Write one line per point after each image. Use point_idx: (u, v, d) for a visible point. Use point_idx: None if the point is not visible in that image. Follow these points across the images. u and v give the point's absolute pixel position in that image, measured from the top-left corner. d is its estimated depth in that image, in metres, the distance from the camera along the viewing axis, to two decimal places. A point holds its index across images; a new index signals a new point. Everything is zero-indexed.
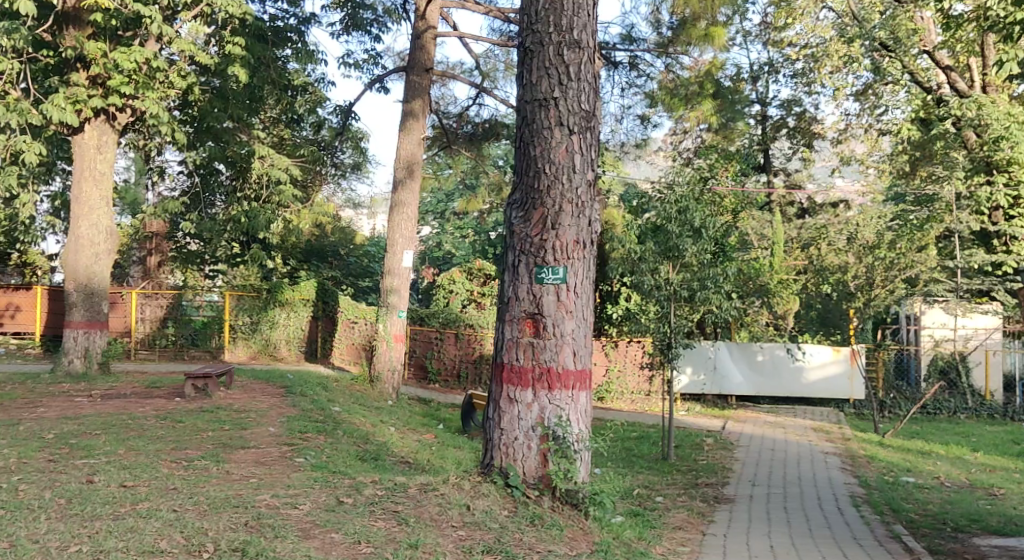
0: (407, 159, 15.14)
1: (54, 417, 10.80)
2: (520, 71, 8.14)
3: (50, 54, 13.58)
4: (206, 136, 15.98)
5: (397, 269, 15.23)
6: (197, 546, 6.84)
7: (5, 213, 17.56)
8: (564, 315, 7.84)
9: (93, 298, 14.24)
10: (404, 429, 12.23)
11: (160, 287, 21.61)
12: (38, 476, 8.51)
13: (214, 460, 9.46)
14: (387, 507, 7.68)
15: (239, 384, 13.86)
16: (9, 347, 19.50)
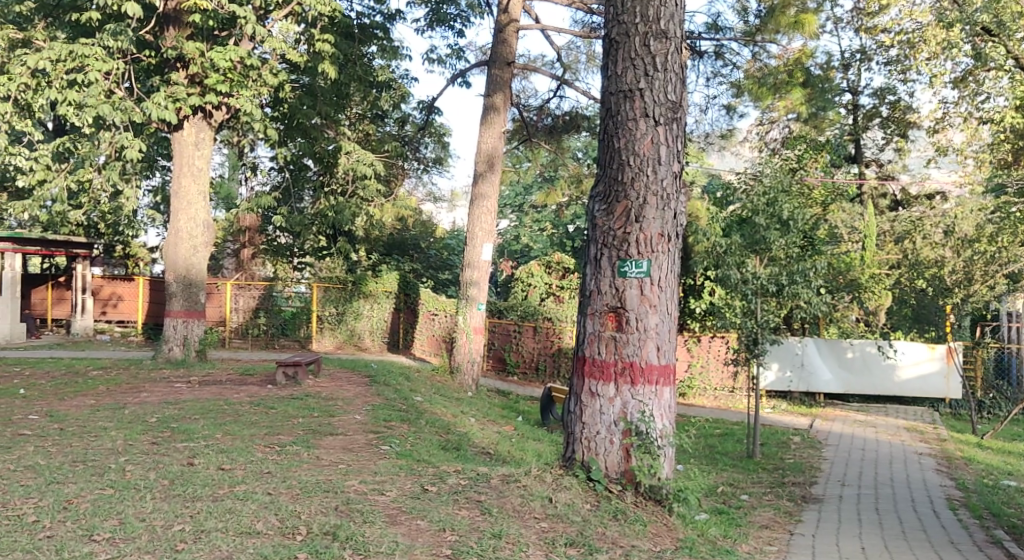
0: (488, 153, 15.26)
1: (156, 401, 11.33)
2: (604, 63, 8.09)
3: (152, 54, 14.19)
4: (296, 132, 16.26)
5: (476, 261, 15.40)
6: (291, 529, 7.10)
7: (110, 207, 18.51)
8: (647, 309, 7.78)
9: (192, 288, 14.81)
10: (484, 420, 12.34)
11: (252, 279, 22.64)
12: (143, 458, 8.97)
13: (305, 446, 9.76)
14: (471, 497, 7.80)
15: (327, 373, 14.28)
16: (115, 335, 20.66)
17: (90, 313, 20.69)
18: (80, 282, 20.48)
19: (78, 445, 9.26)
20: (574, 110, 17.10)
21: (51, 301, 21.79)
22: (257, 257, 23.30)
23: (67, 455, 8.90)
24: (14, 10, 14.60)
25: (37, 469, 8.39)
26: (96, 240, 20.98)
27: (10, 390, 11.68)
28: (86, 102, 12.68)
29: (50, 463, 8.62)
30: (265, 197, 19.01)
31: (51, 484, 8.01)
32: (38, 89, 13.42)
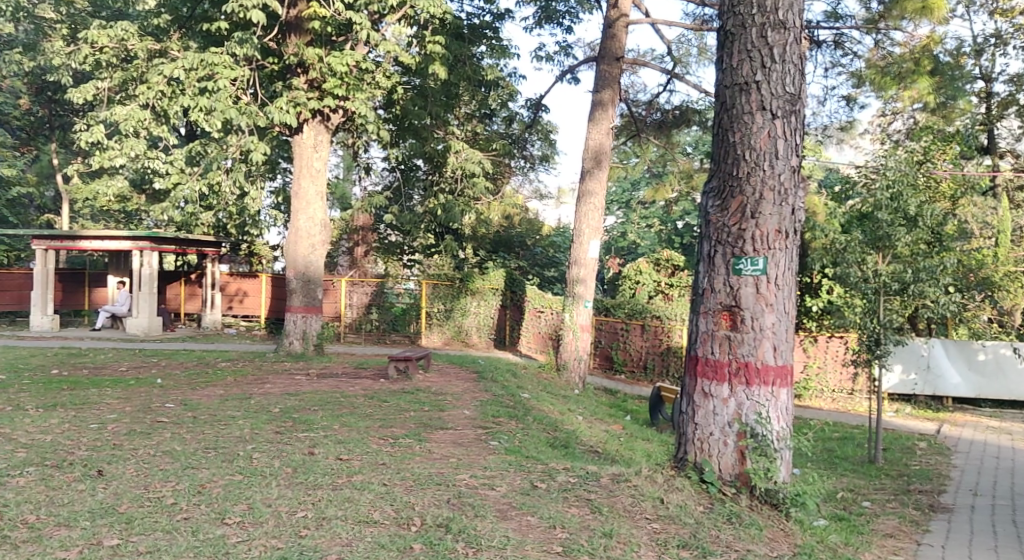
0: (595, 149, 15.20)
1: (278, 392, 11.87)
2: (720, 56, 7.93)
3: (275, 61, 14.85)
4: (408, 133, 16.89)
5: (583, 259, 15.37)
6: (406, 519, 7.29)
7: (237, 207, 19.55)
8: (763, 308, 7.57)
9: (311, 284, 15.39)
10: (592, 418, 12.32)
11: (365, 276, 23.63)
12: (269, 446, 9.40)
13: (418, 439, 9.99)
14: (581, 495, 7.80)
15: (436, 368, 14.58)
16: (240, 330, 21.82)
17: (219, 308, 21.91)
18: (210, 279, 21.84)
19: (210, 433, 9.81)
20: (685, 105, 16.74)
21: (183, 296, 23.01)
22: (370, 255, 23.91)
23: (199, 442, 9.43)
24: (153, 23, 15.53)
25: (173, 455, 8.92)
26: (225, 240, 21.96)
27: (148, 379, 12.48)
28: (215, 107, 13.41)
29: (185, 449, 9.15)
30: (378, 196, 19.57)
31: (186, 468, 8.51)
32: (174, 97, 14.25)
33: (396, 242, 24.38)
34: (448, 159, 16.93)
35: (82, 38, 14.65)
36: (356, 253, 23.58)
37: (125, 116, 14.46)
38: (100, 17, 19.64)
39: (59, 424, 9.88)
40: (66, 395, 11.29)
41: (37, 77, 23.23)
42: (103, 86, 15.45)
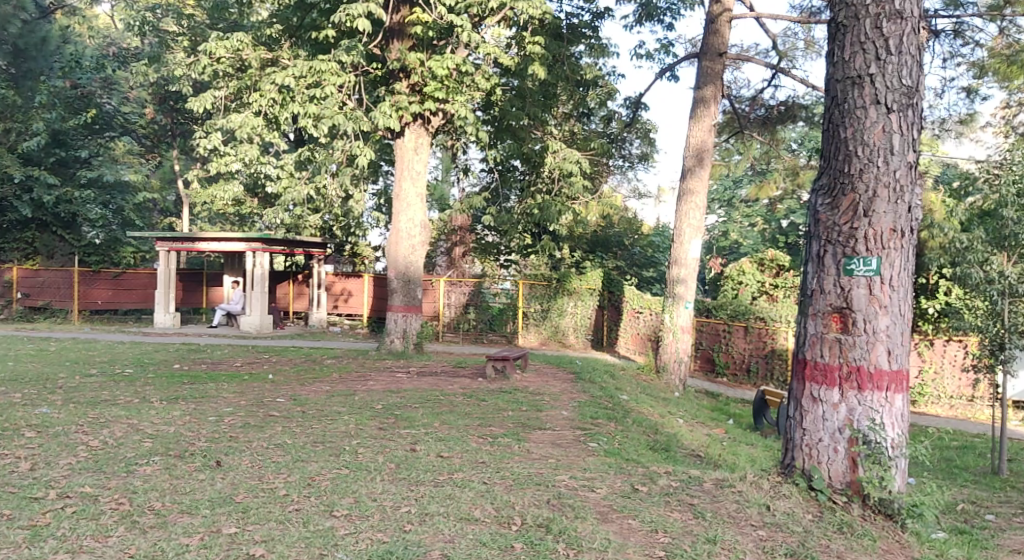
0: (697, 147, 14.92)
1: (381, 389, 12.16)
2: (831, 49, 7.64)
3: (379, 67, 15.27)
4: (506, 134, 16.91)
5: (684, 259, 15.13)
6: (506, 518, 7.35)
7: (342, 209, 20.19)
8: (877, 310, 7.24)
9: (411, 284, 15.71)
10: (693, 422, 12.12)
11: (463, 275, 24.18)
12: (373, 442, 9.64)
13: (516, 439, 10.04)
14: (683, 499, 7.67)
15: (533, 368, 14.61)
16: (345, 328, 22.51)
17: (325, 307, 22.67)
18: (316, 278, 22.54)
19: (318, 427, 10.15)
20: (790, 100, 16.34)
21: (291, 295, 23.92)
22: (468, 255, 24.38)
23: (309, 436, 9.77)
24: (265, 33, 16.20)
25: (285, 448, 9.27)
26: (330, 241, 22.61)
27: (260, 374, 13.02)
28: (322, 113, 13.89)
29: (296, 443, 9.50)
30: (476, 197, 19.80)
31: (296, 461, 8.83)
32: (284, 104, 14.84)
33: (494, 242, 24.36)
34: (546, 159, 16.98)
35: (201, 49, 15.41)
36: (454, 253, 24.47)
37: (240, 123, 15.11)
38: (218, 28, 20.60)
39: (181, 416, 10.43)
40: (186, 388, 11.90)
41: (160, 87, 24.59)
42: (220, 95, 16.16)
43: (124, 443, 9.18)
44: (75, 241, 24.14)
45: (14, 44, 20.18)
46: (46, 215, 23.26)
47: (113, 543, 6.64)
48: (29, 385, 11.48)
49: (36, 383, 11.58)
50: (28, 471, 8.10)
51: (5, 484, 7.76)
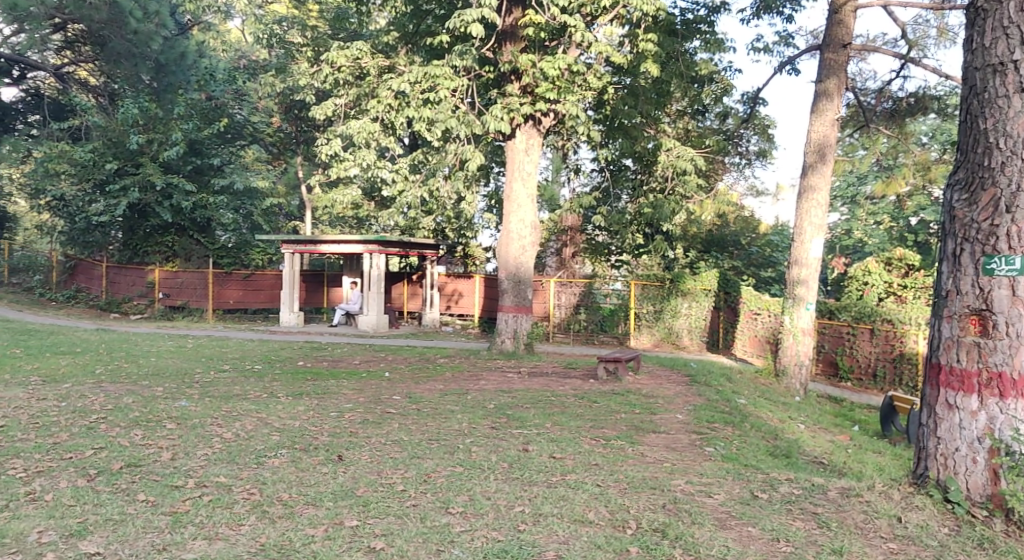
0: (818, 142, 14.36)
1: (493, 389, 12.29)
2: (968, 36, 7.18)
3: (492, 69, 15.44)
4: (618, 133, 16.76)
5: (804, 259, 14.58)
6: (621, 522, 7.28)
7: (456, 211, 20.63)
8: (1020, 312, 6.73)
9: (521, 285, 15.83)
10: (815, 427, 11.66)
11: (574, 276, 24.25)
12: (486, 441, 9.75)
13: (630, 441, 9.92)
14: (806, 508, 7.39)
15: (646, 370, 14.42)
16: (457, 327, 22.97)
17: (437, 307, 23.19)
18: (429, 279, 23.05)
19: (433, 424, 10.36)
20: (921, 91, 15.45)
21: (406, 295, 24.52)
22: (578, 256, 24.43)
23: (424, 433, 9.97)
24: (383, 41, 16.72)
25: (402, 444, 9.50)
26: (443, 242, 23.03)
27: (377, 372, 13.44)
28: (437, 117, 14.20)
29: (412, 439, 9.72)
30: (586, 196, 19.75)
31: (413, 458, 9.03)
32: (400, 109, 15.28)
33: (605, 242, 23.65)
34: (659, 157, 16.79)
35: (324, 59, 16.03)
36: (565, 253, 24.52)
37: (358, 129, 15.60)
38: (339, 38, 21.40)
39: (305, 411, 10.87)
40: (309, 384, 12.40)
41: (285, 97, 25.75)
42: (340, 103, 16.58)
43: (254, 436, 9.65)
44: (209, 244, 24.90)
45: (156, 59, 22.71)
46: (184, 221, 24.42)
47: (245, 532, 6.98)
48: (170, 380, 12.25)
49: (176, 378, 12.35)
50: (170, 460, 8.64)
51: (149, 472, 8.29)
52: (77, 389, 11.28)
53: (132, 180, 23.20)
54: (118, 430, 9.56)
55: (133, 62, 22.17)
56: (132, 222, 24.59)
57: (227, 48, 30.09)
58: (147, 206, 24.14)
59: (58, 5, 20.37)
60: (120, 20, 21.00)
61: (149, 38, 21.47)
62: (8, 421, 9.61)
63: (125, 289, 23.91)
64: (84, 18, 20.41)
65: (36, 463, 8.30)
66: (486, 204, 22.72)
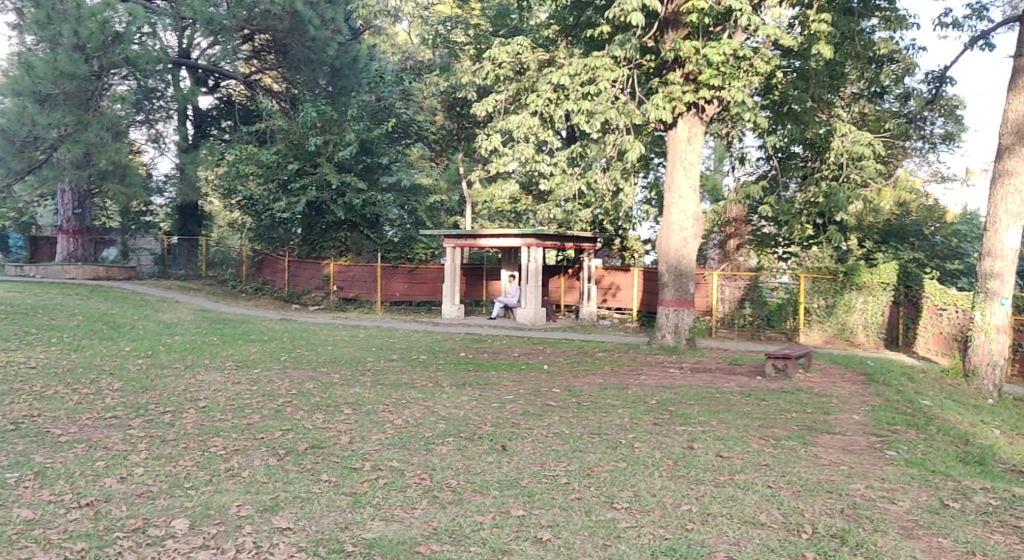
0: (1015, 123, 13.13)
1: (654, 384, 12.12)
2: None
3: (652, 58, 15.24)
4: (787, 118, 16.07)
5: (998, 251, 13.41)
6: (796, 525, 6.97)
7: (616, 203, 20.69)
8: None
9: (682, 278, 15.53)
10: (1012, 433, 10.69)
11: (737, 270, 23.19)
12: (649, 437, 9.60)
13: (802, 442, 9.47)
14: (1006, 520, 6.96)
15: (818, 367, 13.81)
16: (615, 321, 22.61)
17: (595, 300, 23.09)
18: (586, 272, 22.99)
19: (594, 419, 10.33)
20: None
21: (563, 288, 24.70)
22: (742, 248, 23.49)
23: (585, 427, 9.98)
24: (544, 35, 16.88)
25: (564, 437, 9.55)
26: (601, 235, 23.00)
27: (536, 364, 13.61)
28: (596, 109, 14.27)
29: (573, 432, 9.75)
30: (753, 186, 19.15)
31: (575, 451, 9.06)
32: (559, 102, 15.42)
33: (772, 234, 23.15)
34: (832, 144, 15.79)
35: (486, 56, 16.35)
36: (728, 246, 23.71)
37: (517, 124, 15.68)
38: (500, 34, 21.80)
39: (468, 400, 11.17)
40: (471, 375, 12.74)
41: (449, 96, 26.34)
42: (501, 99, 16.88)
43: (422, 423, 10.01)
44: (378, 239, 26.19)
45: (331, 64, 26.57)
46: (355, 217, 25.69)
47: (418, 515, 7.26)
48: (344, 367, 13.01)
49: (350, 365, 13.10)
50: (347, 444, 9.14)
51: (330, 453, 8.80)
52: (265, 373, 12.17)
53: (311, 180, 24.78)
54: (302, 413, 10.22)
55: (311, 68, 26.26)
56: (310, 219, 26.16)
57: (394, 50, 31.41)
58: (323, 204, 25.61)
59: (249, 18, 24.29)
60: (299, 29, 25.01)
61: (324, 44, 25.48)
62: (208, 401, 10.50)
63: (304, 282, 25.61)
64: (270, 28, 24.35)
65: (233, 442, 9.01)
66: (645, 195, 22.44)
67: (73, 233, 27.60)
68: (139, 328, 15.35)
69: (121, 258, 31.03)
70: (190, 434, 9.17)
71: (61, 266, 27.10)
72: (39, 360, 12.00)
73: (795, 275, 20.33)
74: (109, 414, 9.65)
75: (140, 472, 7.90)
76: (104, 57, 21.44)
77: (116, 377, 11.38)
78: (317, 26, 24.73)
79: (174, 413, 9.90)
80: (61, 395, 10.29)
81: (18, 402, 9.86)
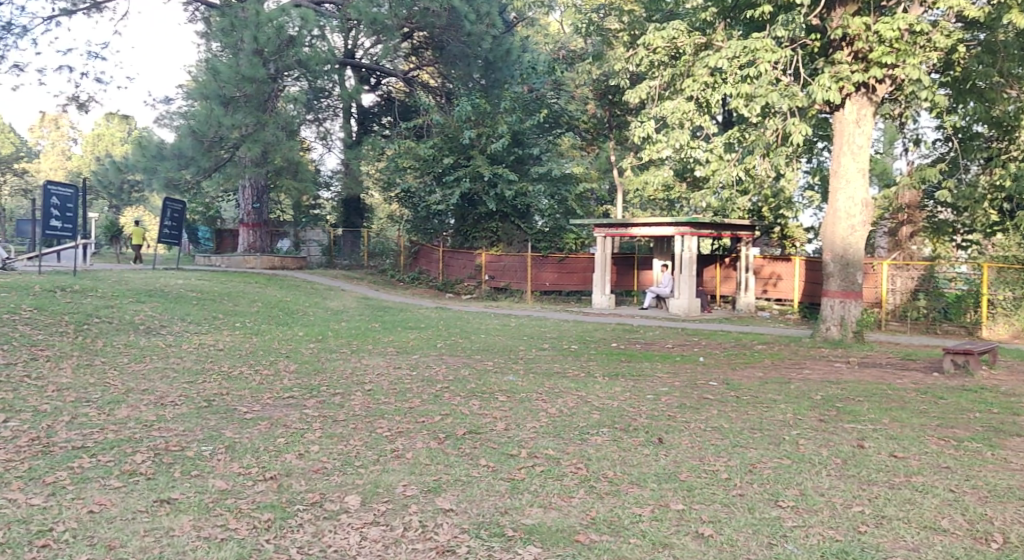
0: None
1: (818, 379, 11.59)
2: None
3: (818, 37, 14.60)
4: (970, 96, 14.98)
5: None
6: (983, 534, 6.47)
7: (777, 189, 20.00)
8: None
9: (850, 268, 14.73)
10: None
11: (912, 259, 21.52)
12: (814, 434, 9.18)
13: (988, 444, 8.75)
14: None
15: (1005, 364, 12.71)
16: (775, 313, 21.73)
17: (753, 291, 22.32)
18: (745, 262, 22.30)
19: (754, 414, 9.99)
20: None
21: (719, 278, 24.02)
22: (917, 236, 21.73)
23: (746, 422, 9.67)
24: (701, 17, 16.45)
25: (723, 431, 9.30)
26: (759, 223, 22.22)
27: (691, 356, 13.35)
28: (756, 92, 13.82)
29: (733, 427, 9.48)
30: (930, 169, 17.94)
31: (736, 446, 8.79)
32: (716, 86, 15.05)
33: (949, 219, 21.60)
34: None
35: (640, 42, 16.18)
36: (900, 234, 22.02)
37: (672, 110, 15.51)
38: (655, 19, 21.47)
39: (623, 391, 11.11)
40: (624, 365, 12.68)
41: (601, 84, 25.68)
42: (655, 85, 16.68)
43: (576, 413, 10.04)
44: (529, 229, 26.34)
45: (485, 57, 26.74)
46: (507, 208, 26.06)
47: (576, 504, 7.29)
48: (498, 355, 13.27)
49: (503, 353, 13.34)
50: (504, 430, 9.32)
51: (488, 439, 9.01)
52: (424, 359, 12.64)
53: (464, 172, 25.49)
54: (459, 399, 10.53)
55: (466, 62, 26.91)
56: (463, 210, 26.83)
57: (547, 40, 31.68)
58: (476, 195, 26.17)
59: (408, 16, 25.22)
60: (455, 25, 25.79)
61: (479, 38, 26.07)
62: (373, 385, 11.02)
63: (458, 271, 26.38)
64: (428, 24, 25.19)
65: (397, 424, 9.40)
66: (807, 181, 21.62)
67: (252, 226, 29.76)
68: (310, 315, 16.32)
69: (293, 249, 33.06)
70: (358, 415, 9.67)
71: (242, 257, 29.01)
72: (225, 343, 13.00)
73: (976, 266, 19.06)
74: (287, 394, 10.33)
75: (316, 449, 8.41)
76: (279, 61, 22.72)
77: (292, 359, 12.17)
78: (472, 21, 25.37)
79: (344, 395, 10.47)
80: (245, 375, 11.13)
81: (209, 380, 10.75)
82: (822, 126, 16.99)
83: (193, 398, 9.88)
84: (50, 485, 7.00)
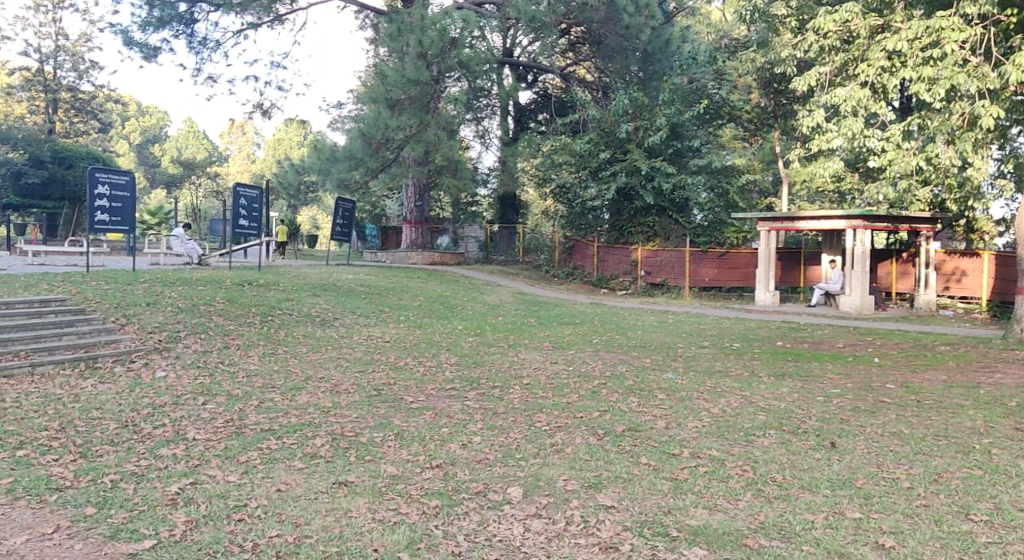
0: None
1: (1013, 384, 10.60)
2: None
3: (1014, 13, 13.36)
4: None
5: None
6: None
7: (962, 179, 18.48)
8: None
9: None
10: None
11: None
12: (1011, 444, 8.40)
13: None
14: None
15: None
16: (959, 312, 20.15)
17: (934, 288, 20.73)
18: (924, 256, 20.80)
19: (938, 419, 9.29)
20: None
21: (895, 275, 22.53)
22: None
23: (928, 427, 9.01)
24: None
25: (902, 437, 8.70)
26: (942, 216, 20.59)
27: (865, 357, 12.57)
28: (941, 75, 12.91)
29: (914, 433, 8.84)
30: None
31: (918, 453, 8.21)
32: (895, 71, 14.16)
33: None
34: None
35: (810, 27, 15.48)
36: None
37: (845, 98, 14.74)
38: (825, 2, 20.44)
39: (790, 392, 10.61)
40: (791, 365, 12.15)
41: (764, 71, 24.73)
42: (826, 71, 15.90)
43: (740, 414, 9.71)
44: (687, 224, 25.78)
45: (643, 49, 26.75)
46: (664, 202, 25.60)
47: (743, 507, 7.05)
48: (656, 352, 13.07)
49: (662, 350, 13.13)
50: (665, 429, 9.17)
51: (648, 437, 8.89)
52: (580, 355, 12.67)
53: (621, 166, 25.31)
54: (617, 396, 10.46)
55: (624, 55, 26.77)
56: (619, 205, 26.61)
57: (707, 30, 30.92)
58: (633, 189, 25.88)
59: (566, 13, 25.43)
60: (615, 18, 25.69)
61: (638, 31, 25.81)
62: (531, 379, 11.16)
63: (613, 267, 26.25)
64: (587, 19, 25.25)
65: (556, 419, 9.48)
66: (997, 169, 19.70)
67: (415, 223, 30.97)
68: (469, 310, 16.76)
69: (452, 245, 34.08)
70: (518, 408, 9.83)
71: (406, 253, 30.33)
72: (391, 335, 13.57)
73: None
74: (449, 386, 10.65)
75: (478, 440, 8.61)
76: (442, 62, 23.39)
77: (453, 352, 12.54)
78: (631, 14, 25.16)
79: (503, 388, 10.66)
80: (411, 366, 11.59)
81: (378, 370, 11.28)
82: (1016, 109, 15.56)
83: (365, 387, 10.40)
84: (243, 464, 7.58)
